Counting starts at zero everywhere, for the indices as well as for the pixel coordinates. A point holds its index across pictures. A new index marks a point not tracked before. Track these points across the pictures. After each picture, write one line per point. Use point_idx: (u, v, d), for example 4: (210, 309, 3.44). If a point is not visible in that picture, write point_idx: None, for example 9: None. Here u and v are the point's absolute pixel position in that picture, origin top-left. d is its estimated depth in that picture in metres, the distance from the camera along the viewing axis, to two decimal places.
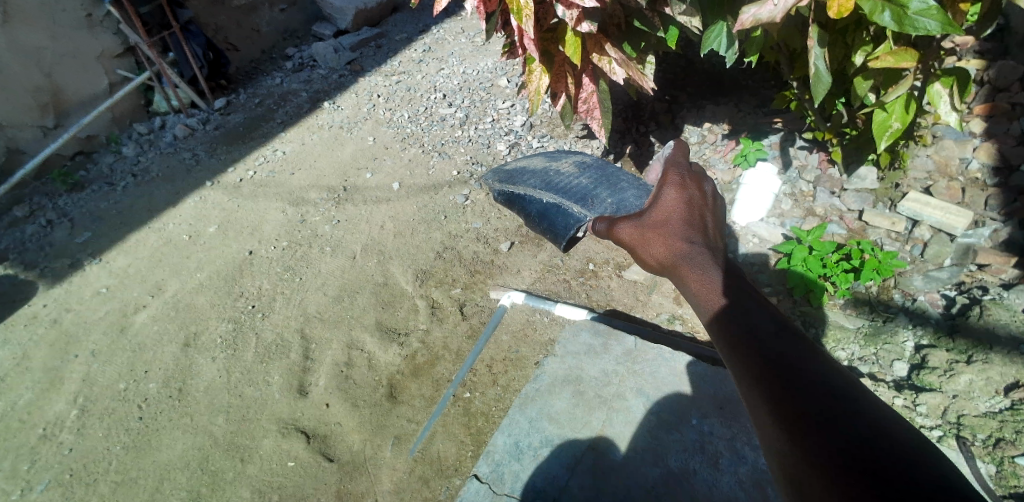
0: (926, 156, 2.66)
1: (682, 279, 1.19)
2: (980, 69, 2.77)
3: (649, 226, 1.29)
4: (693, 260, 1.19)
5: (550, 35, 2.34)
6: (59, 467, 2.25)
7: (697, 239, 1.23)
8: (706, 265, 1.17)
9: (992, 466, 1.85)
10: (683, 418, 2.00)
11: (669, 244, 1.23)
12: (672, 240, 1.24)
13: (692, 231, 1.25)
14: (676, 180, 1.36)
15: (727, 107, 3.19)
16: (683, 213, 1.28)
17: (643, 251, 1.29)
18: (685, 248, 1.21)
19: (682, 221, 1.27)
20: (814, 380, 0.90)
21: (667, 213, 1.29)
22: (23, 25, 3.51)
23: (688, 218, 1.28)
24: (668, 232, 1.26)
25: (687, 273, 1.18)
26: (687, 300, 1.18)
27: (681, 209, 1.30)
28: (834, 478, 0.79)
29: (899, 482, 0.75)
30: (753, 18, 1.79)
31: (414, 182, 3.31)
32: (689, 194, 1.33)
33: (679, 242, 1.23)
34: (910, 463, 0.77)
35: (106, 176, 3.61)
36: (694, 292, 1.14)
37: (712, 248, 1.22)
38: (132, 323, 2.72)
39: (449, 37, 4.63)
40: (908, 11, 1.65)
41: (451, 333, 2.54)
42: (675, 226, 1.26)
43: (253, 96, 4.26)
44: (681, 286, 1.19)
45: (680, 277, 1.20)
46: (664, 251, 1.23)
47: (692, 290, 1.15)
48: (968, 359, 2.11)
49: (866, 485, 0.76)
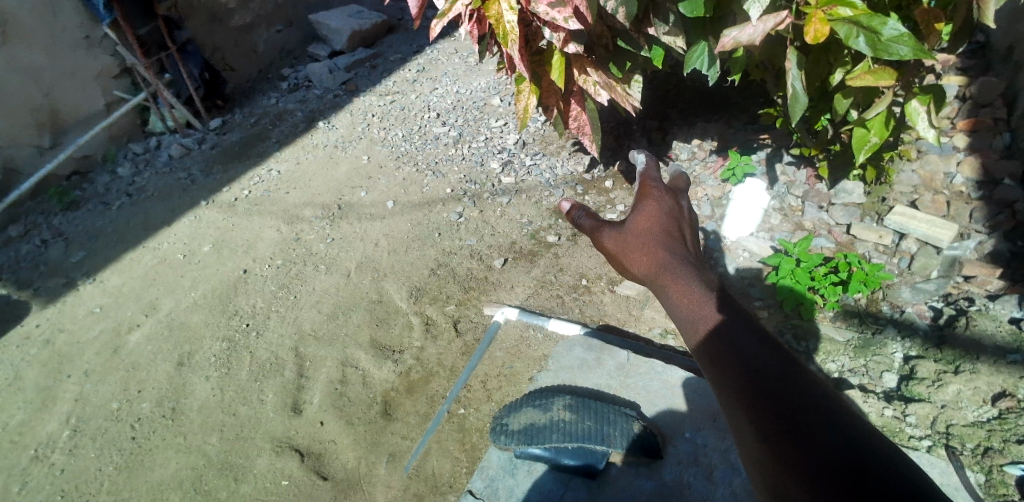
0: (911, 171, 2.74)
1: (665, 291, 1.28)
2: (963, 86, 2.91)
3: (632, 237, 1.42)
4: (674, 269, 1.29)
5: (538, 58, 2.39)
6: (50, 488, 2.22)
7: (678, 251, 1.34)
8: (688, 278, 1.26)
9: (981, 475, 1.85)
10: (677, 431, 2.01)
11: (651, 253, 1.35)
12: (654, 250, 1.35)
13: (671, 242, 1.37)
14: (655, 197, 1.50)
15: (716, 124, 3.27)
16: (662, 227, 1.41)
17: (625, 260, 1.41)
18: (667, 258, 1.32)
19: (662, 234, 1.40)
20: (795, 392, 0.94)
21: (648, 224, 1.42)
22: (22, 45, 3.55)
23: (668, 231, 1.41)
24: (650, 243, 1.37)
25: (669, 285, 1.27)
26: (669, 310, 1.27)
27: (660, 224, 1.42)
28: (809, 481, 0.82)
29: (874, 489, 0.77)
30: (733, 40, 1.84)
31: (409, 199, 3.35)
32: (668, 209, 1.47)
33: (660, 250, 1.34)
34: (884, 468, 0.80)
35: (101, 196, 3.63)
36: (676, 301, 1.24)
37: (691, 260, 1.32)
38: (126, 343, 2.72)
39: (443, 57, 4.72)
40: (881, 38, 1.70)
41: (446, 350, 2.55)
42: (656, 239, 1.38)
43: (248, 116, 4.31)
44: (663, 296, 1.29)
45: (662, 288, 1.29)
46: (646, 258, 1.35)
47: (673, 300, 1.25)
48: (956, 369, 2.13)
49: (840, 487, 0.79)
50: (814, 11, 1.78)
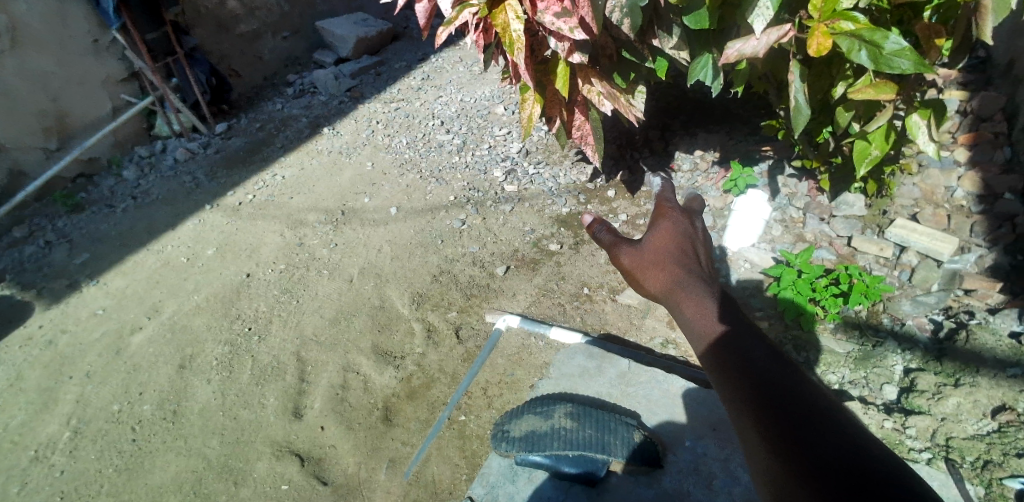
0: (912, 184, 2.76)
1: (680, 306, 1.35)
2: (963, 101, 2.95)
3: (648, 255, 1.50)
4: (687, 284, 1.36)
5: (542, 67, 2.41)
6: (50, 490, 2.23)
7: (693, 269, 1.42)
8: (701, 295, 1.33)
9: (981, 488, 1.85)
10: (678, 440, 2.02)
11: (666, 271, 1.44)
12: (670, 268, 1.43)
13: (686, 260, 1.45)
14: (671, 216, 1.59)
15: (718, 136, 3.30)
16: (677, 247, 1.49)
17: (642, 277, 1.49)
18: (682, 275, 1.40)
19: (678, 253, 1.47)
20: (797, 399, 0.97)
21: (664, 243, 1.51)
22: (34, 50, 3.59)
23: (683, 249, 1.49)
24: (666, 261, 1.46)
25: (684, 300, 1.34)
26: (682, 325, 1.32)
27: (675, 244, 1.50)
28: (809, 480, 0.84)
29: (873, 490, 0.79)
30: (737, 52, 1.86)
31: (412, 205, 3.37)
32: (684, 229, 1.56)
33: (674, 269, 1.42)
34: (883, 470, 0.82)
35: (106, 198, 3.66)
36: (689, 315, 1.30)
37: (705, 278, 1.39)
38: (128, 345, 2.73)
39: (447, 65, 4.76)
40: (883, 52, 1.72)
41: (447, 356, 2.56)
42: (671, 258, 1.46)
43: (253, 121, 4.34)
44: (678, 312, 1.35)
45: (677, 303, 1.36)
46: (662, 275, 1.43)
47: (686, 314, 1.31)
48: (956, 382, 2.13)
49: (841, 489, 0.81)
50: (817, 24, 1.81)
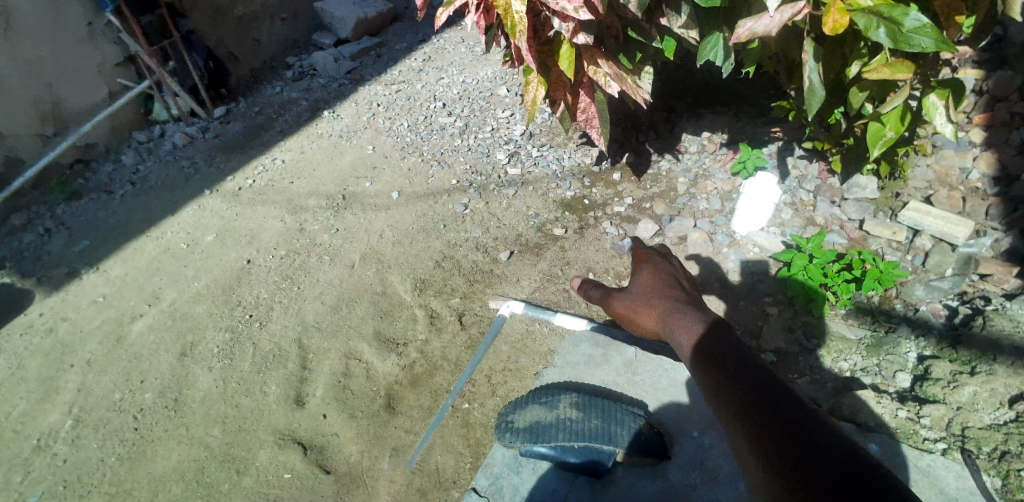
0: (926, 166, 2.69)
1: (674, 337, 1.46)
2: (978, 80, 2.84)
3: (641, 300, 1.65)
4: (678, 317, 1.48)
5: (545, 48, 2.32)
6: (52, 479, 2.21)
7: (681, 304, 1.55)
8: (691, 326, 1.44)
9: (998, 480, 1.79)
10: (683, 430, 1.98)
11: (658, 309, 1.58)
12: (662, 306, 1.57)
13: (675, 297, 1.59)
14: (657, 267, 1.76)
15: (726, 117, 3.22)
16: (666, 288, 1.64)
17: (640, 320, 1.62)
18: (672, 311, 1.53)
19: (667, 294, 1.62)
20: (783, 412, 1.09)
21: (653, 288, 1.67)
22: (25, 39, 3.51)
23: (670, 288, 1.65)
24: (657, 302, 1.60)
25: (677, 332, 1.45)
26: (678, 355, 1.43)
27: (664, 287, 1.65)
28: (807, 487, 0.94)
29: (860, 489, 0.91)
30: (748, 31, 1.80)
31: (414, 190, 3.31)
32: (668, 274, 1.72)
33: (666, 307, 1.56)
34: (862, 468, 0.95)
35: (105, 184, 3.61)
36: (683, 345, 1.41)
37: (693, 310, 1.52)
38: (128, 332, 2.70)
39: (449, 46, 4.66)
40: (903, 29, 1.64)
41: (450, 343, 2.52)
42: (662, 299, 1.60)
43: (253, 105, 4.27)
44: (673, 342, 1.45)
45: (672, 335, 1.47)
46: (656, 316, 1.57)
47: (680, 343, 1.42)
48: (972, 370, 2.09)
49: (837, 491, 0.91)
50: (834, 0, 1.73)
